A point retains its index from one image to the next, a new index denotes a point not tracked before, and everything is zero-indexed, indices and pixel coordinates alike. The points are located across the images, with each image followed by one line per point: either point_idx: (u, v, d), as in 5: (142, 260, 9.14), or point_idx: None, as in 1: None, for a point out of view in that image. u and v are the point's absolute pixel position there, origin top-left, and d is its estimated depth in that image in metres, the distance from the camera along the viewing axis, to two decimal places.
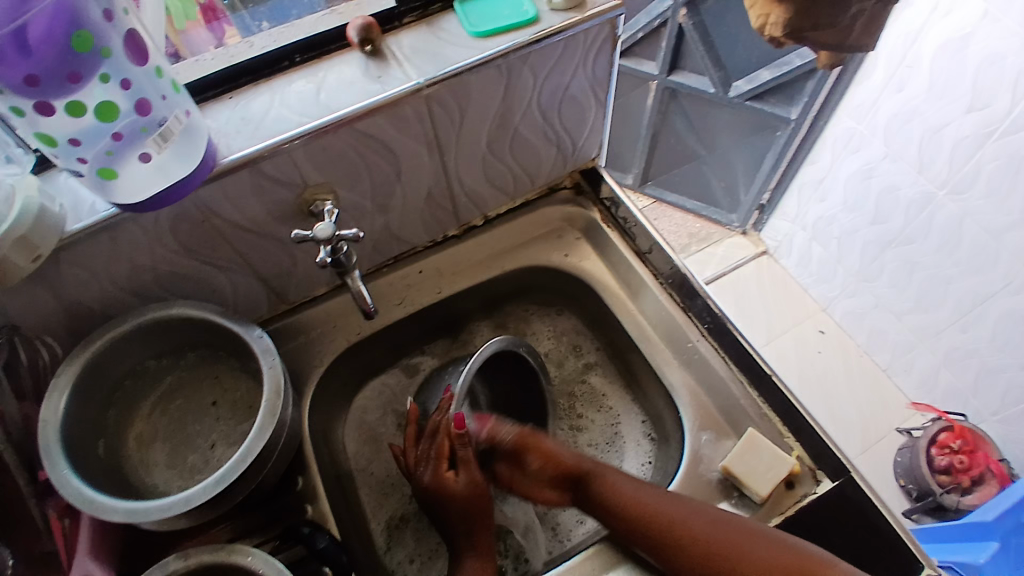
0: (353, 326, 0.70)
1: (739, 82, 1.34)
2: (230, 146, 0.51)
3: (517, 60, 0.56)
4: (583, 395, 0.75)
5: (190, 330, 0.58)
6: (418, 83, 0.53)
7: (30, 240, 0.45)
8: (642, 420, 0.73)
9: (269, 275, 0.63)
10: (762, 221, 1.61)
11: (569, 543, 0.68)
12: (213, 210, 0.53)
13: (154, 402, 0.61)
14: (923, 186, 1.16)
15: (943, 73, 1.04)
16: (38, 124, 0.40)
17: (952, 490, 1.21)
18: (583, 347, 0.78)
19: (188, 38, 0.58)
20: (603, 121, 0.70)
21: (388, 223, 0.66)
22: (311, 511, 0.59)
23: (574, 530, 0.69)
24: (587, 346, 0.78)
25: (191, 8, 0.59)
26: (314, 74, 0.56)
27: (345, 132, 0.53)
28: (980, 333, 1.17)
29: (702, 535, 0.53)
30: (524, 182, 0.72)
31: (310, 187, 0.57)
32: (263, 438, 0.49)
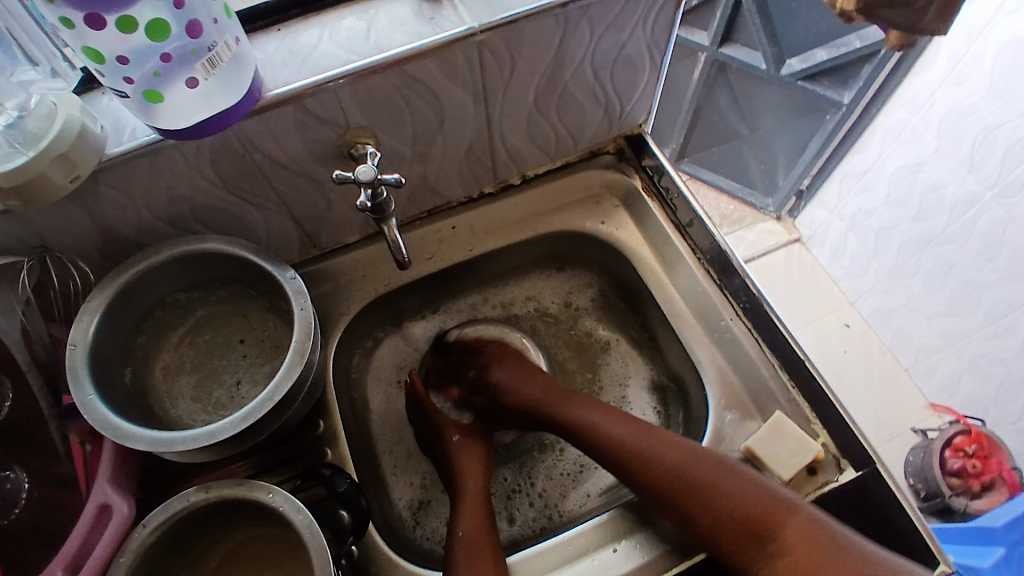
0: (383, 276, 0.69)
1: (792, 61, 1.28)
2: (276, 79, 0.50)
3: (576, 12, 0.54)
4: (611, 375, 0.75)
5: (221, 266, 0.58)
6: (472, 27, 0.51)
7: (70, 159, 0.45)
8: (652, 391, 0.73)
9: (303, 217, 0.62)
10: (798, 208, 1.57)
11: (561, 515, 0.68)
12: (254, 143, 0.52)
13: (183, 334, 0.62)
14: (969, 187, 1.11)
15: (1007, 70, 0.99)
16: (87, 38, 0.39)
17: (961, 493, 1.20)
18: (604, 316, 0.77)
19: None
20: (655, 86, 0.68)
21: (426, 174, 0.65)
22: (330, 455, 0.59)
23: (567, 502, 0.69)
24: (609, 315, 0.77)
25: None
26: (365, 10, 0.54)
27: (393, 73, 0.52)
28: (1010, 342, 1.14)
29: (662, 456, 0.57)
30: (565, 144, 0.70)
31: (351, 129, 0.55)
32: (290, 377, 0.49)
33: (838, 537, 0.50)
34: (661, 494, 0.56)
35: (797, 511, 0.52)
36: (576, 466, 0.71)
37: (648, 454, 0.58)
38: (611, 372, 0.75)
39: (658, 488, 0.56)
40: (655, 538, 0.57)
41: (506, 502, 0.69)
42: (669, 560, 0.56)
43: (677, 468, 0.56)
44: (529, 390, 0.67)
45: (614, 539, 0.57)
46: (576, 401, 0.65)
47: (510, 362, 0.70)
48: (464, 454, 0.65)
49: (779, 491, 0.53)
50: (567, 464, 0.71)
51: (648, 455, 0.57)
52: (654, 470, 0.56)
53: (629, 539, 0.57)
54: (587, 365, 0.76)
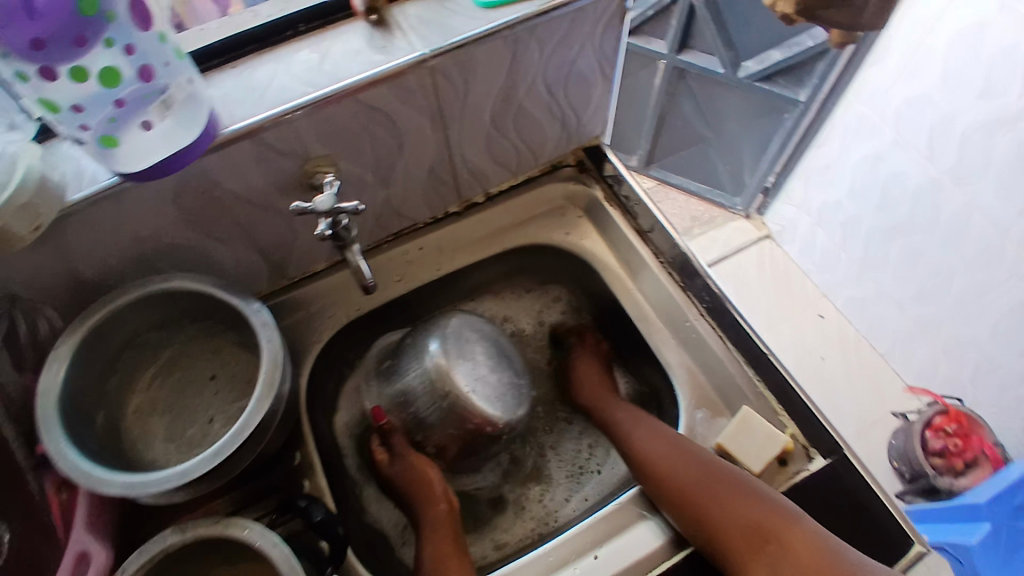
0: (354, 301, 0.70)
1: (748, 63, 1.31)
2: (233, 116, 0.51)
3: (524, 32, 0.55)
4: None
5: (189, 303, 0.59)
6: (423, 53, 0.53)
7: (33, 208, 0.45)
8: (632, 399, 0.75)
9: (270, 248, 0.63)
10: (766, 206, 1.59)
11: (556, 523, 0.70)
12: (214, 179, 0.53)
13: (153, 374, 0.62)
14: (929, 174, 1.14)
15: (961, 64, 1.02)
16: (43, 89, 0.40)
17: (945, 472, 1.22)
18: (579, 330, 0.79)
19: (196, 12, 0.58)
20: (609, 99, 0.70)
21: (390, 197, 0.65)
22: (307, 486, 0.59)
23: (562, 511, 0.70)
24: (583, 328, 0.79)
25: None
26: (319, 43, 0.55)
27: (349, 103, 0.53)
28: (981, 324, 1.17)
29: (677, 462, 0.57)
30: (527, 159, 0.72)
31: (312, 160, 0.56)
32: (260, 410, 0.50)
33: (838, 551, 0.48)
34: (676, 496, 0.55)
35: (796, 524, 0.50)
36: (576, 466, 0.73)
37: (665, 459, 0.58)
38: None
39: (675, 493, 0.55)
40: (660, 527, 0.57)
41: (509, 509, 0.71)
42: (651, 560, 0.56)
43: (693, 472, 0.55)
44: (607, 379, 0.73)
45: (594, 546, 0.57)
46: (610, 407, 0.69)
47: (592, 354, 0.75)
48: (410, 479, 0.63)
49: (778, 501, 0.52)
50: (567, 464, 0.73)
51: (667, 459, 0.58)
52: (670, 473, 0.56)
53: (607, 545, 0.57)
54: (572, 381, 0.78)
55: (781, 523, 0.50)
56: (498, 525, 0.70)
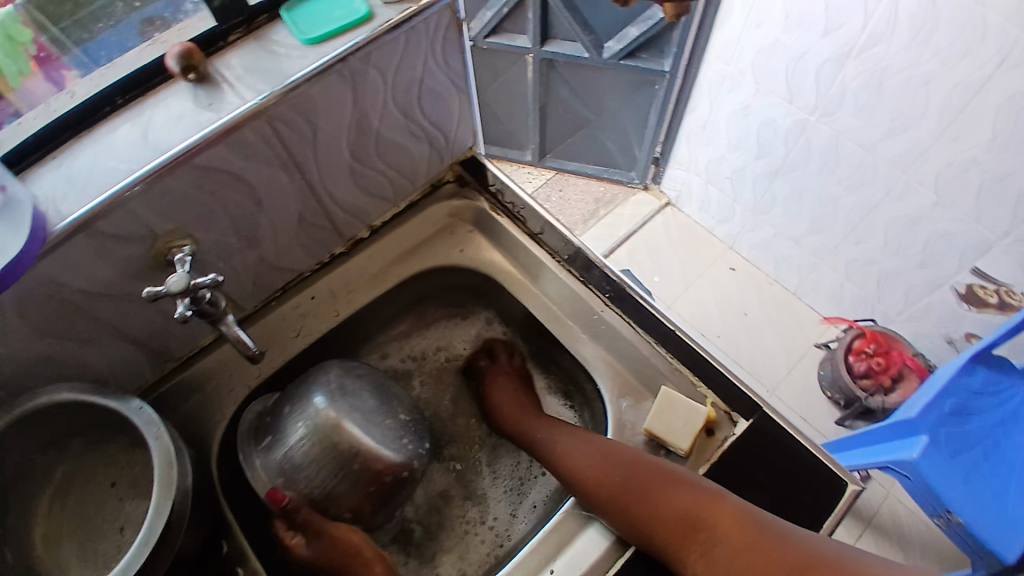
0: (251, 369, 0.66)
1: (610, 43, 1.33)
2: (61, 212, 0.46)
3: (360, 62, 0.53)
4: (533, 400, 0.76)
5: (62, 417, 0.53)
6: (258, 101, 0.50)
7: None
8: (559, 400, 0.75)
9: (143, 336, 0.58)
10: (660, 174, 1.63)
11: (510, 543, 0.68)
12: (56, 281, 0.48)
13: (49, 497, 0.57)
14: (796, 115, 1.20)
15: (796, 6, 1.07)
16: None
17: (875, 392, 1.29)
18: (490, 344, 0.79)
19: (26, 93, 0.51)
20: (470, 108, 0.69)
21: (264, 255, 0.62)
22: (243, 572, 0.56)
23: (515, 528, 0.69)
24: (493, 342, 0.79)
25: (23, 62, 0.51)
26: (139, 114, 0.51)
27: (186, 170, 0.49)
28: (873, 242, 1.25)
29: (608, 472, 0.57)
30: (403, 184, 0.70)
31: (161, 237, 0.52)
32: (162, 515, 0.46)
33: (773, 528, 0.48)
34: (614, 508, 0.55)
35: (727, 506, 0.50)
36: (516, 480, 0.72)
37: (596, 472, 0.57)
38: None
39: (613, 504, 0.55)
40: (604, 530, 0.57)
41: (460, 540, 0.69)
42: (606, 560, 0.56)
43: (624, 478, 0.55)
44: (523, 398, 0.71)
45: (548, 562, 0.56)
46: (534, 425, 0.67)
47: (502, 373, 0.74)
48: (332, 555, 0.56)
49: (709, 488, 0.52)
50: (507, 479, 0.72)
51: (599, 472, 0.57)
52: (603, 485, 0.56)
53: (559, 560, 0.56)
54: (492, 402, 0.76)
55: (712, 510, 0.50)
56: (448, 563, 0.68)
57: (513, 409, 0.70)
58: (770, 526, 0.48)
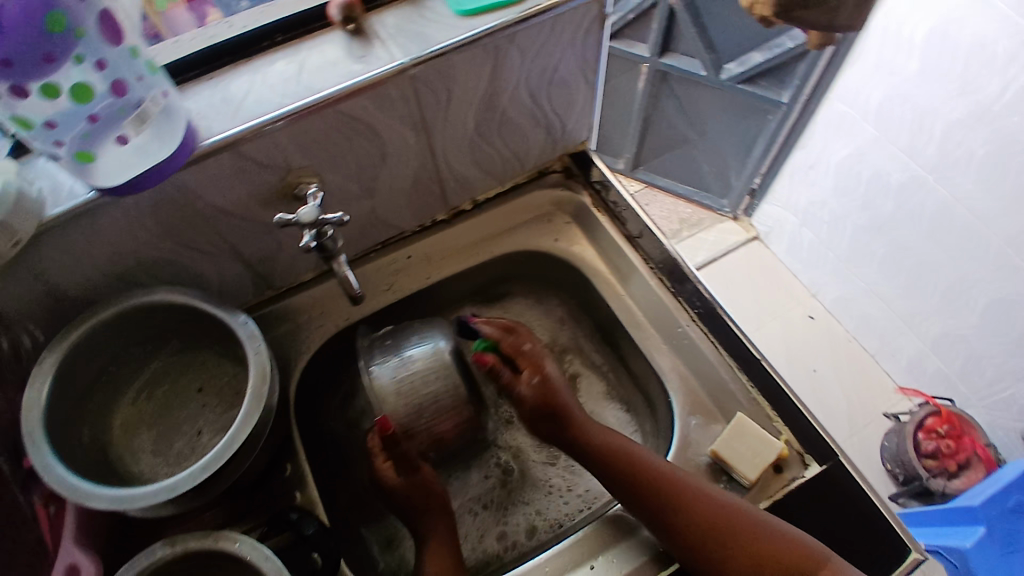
0: (342, 311, 0.69)
1: (731, 65, 1.33)
2: (211, 127, 0.50)
3: (503, 40, 0.55)
4: (587, 390, 0.75)
5: (175, 317, 0.58)
6: (403, 62, 0.52)
7: (7, 225, 0.44)
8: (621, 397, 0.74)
9: (254, 260, 0.62)
10: (753, 207, 1.61)
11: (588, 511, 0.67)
12: (195, 192, 0.52)
13: (139, 388, 0.61)
14: (912, 171, 1.15)
15: (935, 58, 1.02)
16: (14, 106, 0.39)
17: (938, 474, 1.22)
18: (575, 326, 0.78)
19: (170, 20, 0.56)
20: (593, 103, 0.70)
21: (375, 207, 0.65)
22: (300, 497, 0.58)
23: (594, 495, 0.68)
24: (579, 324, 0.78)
25: None
26: (296, 54, 0.55)
27: (328, 113, 0.52)
28: (967, 318, 1.18)
29: (648, 465, 0.57)
30: (513, 165, 0.71)
31: (294, 171, 0.56)
32: (248, 425, 0.49)
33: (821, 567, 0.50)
34: (647, 500, 0.55)
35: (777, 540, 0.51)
36: None
37: (638, 464, 0.57)
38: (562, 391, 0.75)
39: (648, 498, 0.55)
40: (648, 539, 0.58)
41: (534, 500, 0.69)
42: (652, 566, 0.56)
43: (663, 474, 0.56)
44: (568, 396, 0.64)
45: (590, 557, 0.57)
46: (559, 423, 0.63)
47: (550, 374, 0.65)
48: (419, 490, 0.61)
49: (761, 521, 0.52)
50: None
51: (638, 465, 0.57)
52: (642, 479, 0.56)
53: (602, 556, 0.57)
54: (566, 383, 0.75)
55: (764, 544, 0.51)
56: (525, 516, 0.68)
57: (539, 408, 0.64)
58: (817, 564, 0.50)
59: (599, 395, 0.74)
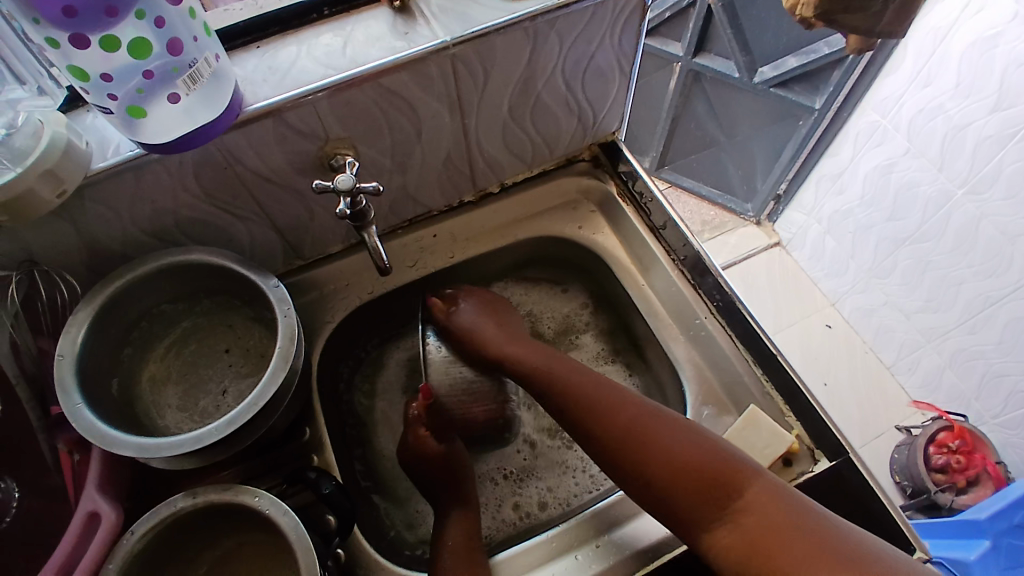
0: (367, 284, 0.71)
1: (765, 69, 1.32)
2: (256, 94, 0.51)
3: (544, 25, 0.56)
4: (587, 352, 0.77)
5: (207, 278, 0.60)
6: (445, 41, 0.53)
7: (56, 174, 0.46)
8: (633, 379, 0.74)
9: (286, 228, 0.64)
10: (777, 212, 1.60)
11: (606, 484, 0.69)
12: (235, 156, 0.53)
13: (168, 345, 0.63)
14: (941, 185, 1.14)
15: (972, 72, 1.01)
16: (73, 56, 0.41)
17: (947, 489, 1.21)
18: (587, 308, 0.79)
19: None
20: (626, 95, 0.70)
21: (406, 183, 0.66)
22: (317, 460, 0.61)
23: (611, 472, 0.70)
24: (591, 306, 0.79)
25: None
26: (341, 27, 0.56)
27: (369, 87, 0.53)
28: (988, 336, 1.16)
29: (587, 390, 0.59)
30: (542, 152, 0.72)
31: (331, 141, 0.57)
32: (274, 383, 0.50)
33: (807, 507, 0.48)
34: (582, 419, 0.57)
35: (759, 479, 0.50)
36: None
37: (576, 388, 0.59)
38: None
39: (587, 417, 0.57)
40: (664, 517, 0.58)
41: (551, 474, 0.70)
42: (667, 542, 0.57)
43: (605, 398, 0.57)
44: (504, 335, 0.66)
45: (597, 535, 0.58)
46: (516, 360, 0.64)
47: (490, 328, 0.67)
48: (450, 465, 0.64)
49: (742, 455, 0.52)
50: None
51: (584, 398, 0.58)
52: (581, 398, 0.58)
53: (608, 535, 0.58)
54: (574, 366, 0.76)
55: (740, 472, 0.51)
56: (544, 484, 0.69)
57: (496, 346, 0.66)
58: (807, 505, 0.48)
59: (594, 357, 0.77)
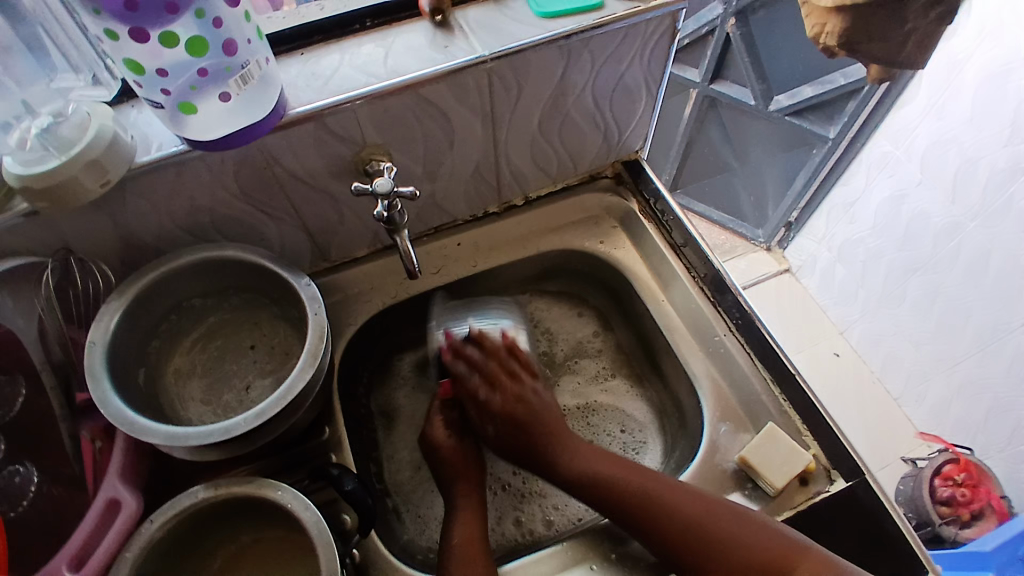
0: (390, 289, 0.72)
1: (780, 97, 1.35)
2: (299, 99, 0.53)
3: (578, 43, 0.58)
4: (586, 375, 0.77)
5: (236, 274, 0.60)
6: (482, 55, 0.55)
7: (102, 164, 0.47)
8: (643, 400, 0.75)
9: (316, 230, 0.65)
10: (788, 239, 1.62)
11: None
12: (274, 157, 0.55)
13: (195, 339, 0.64)
14: (953, 217, 1.15)
15: (986, 106, 1.04)
16: (130, 49, 0.43)
17: (951, 522, 1.19)
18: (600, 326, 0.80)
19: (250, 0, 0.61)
20: (651, 115, 0.72)
21: (434, 192, 0.68)
22: (335, 459, 0.61)
23: None
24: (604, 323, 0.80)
25: None
26: (383, 38, 0.58)
27: (408, 95, 0.55)
28: (996, 368, 1.17)
29: (628, 482, 0.57)
30: (567, 167, 0.74)
31: (367, 147, 0.58)
32: (303, 378, 0.51)
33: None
34: (630, 515, 0.55)
35: (807, 552, 0.51)
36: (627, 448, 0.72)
37: (613, 480, 0.57)
38: (572, 391, 0.76)
39: (633, 512, 0.55)
40: None
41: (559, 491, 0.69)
42: None
43: (642, 488, 0.56)
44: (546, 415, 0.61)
45: (610, 547, 0.58)
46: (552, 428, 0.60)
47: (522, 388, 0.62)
48: (460, 459, 0.62)
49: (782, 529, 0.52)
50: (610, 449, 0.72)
51: (615, 480, 0.57)
52: (626, 494, 0.56)
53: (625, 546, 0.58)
54: (586, 385, 0.77)
55: (784, 551, 0.51)
56: (552, 501, 0.69)
57: (537, 408, 0.61)
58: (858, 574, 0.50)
59: (595, 378, 0.77)
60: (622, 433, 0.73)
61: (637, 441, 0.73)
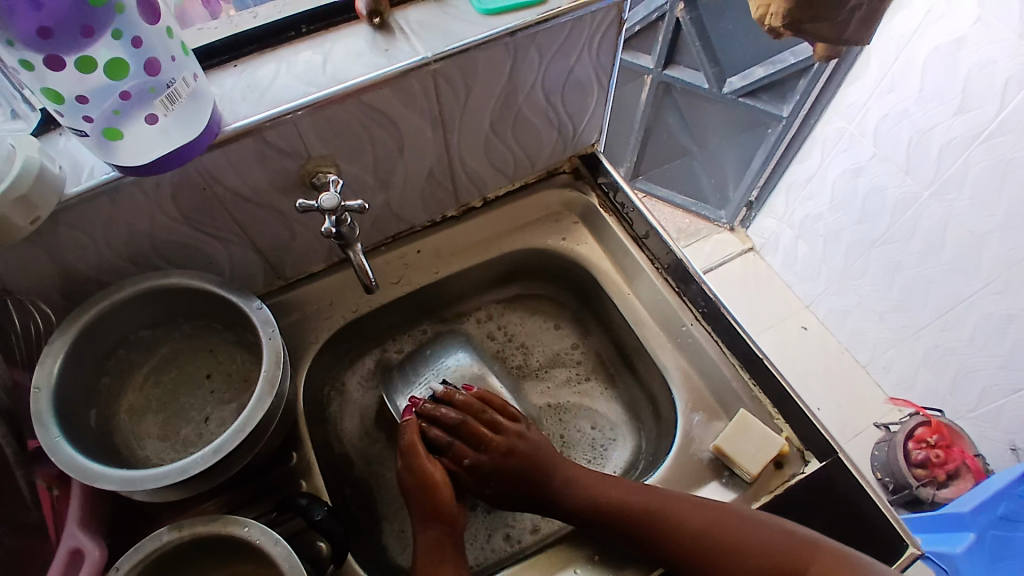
0: (351, 302, 0.70)
1: (733, 79, 1.36)
2: (234, 113, 0.51)
3: (524, 39, 0.56)
4: (557, 381, 0.76)
5: (186, 301, 0.58)
6: (426, 57, 0.53)
7: (29, 200, 0.44)
8: (611, 396, 0.75)
9: (267, 248, 0.63)
10: (750, 219, 1.64)
11: None
12: (214, 176, 0.52)
13: (147, 372, 0.61)
14: (908, 187, 1.17)
15: (934, 78, 1.06)
16: (47, 78, 0.40)
17: (928, 483, 1.22)
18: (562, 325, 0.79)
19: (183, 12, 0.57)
20: (604, 108, 0.71)
21: (388, 200, 0.66)
22: (306, 486, 0.59)
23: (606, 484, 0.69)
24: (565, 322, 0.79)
25: None
26: (320, 44, 0.56)
27: (350, 103, 0.53)
28: (959, 332, 1.20)
29: (624, 498, 0.56)
30: (523, 165, 0.73)
31: (312, 159, 0.56)
32: (262, 408, 0.49)
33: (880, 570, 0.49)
34: (639, 536, 0.54)
35: (825, 548, 0.51)
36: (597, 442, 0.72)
37: (617, 501, 0.56)
38: (541, 393, 0.75)
39: (648, 535, 0.54)
40: None
41: None
42: None
43: (648, 508, 0.55)
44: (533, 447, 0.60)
45: (596, 549, 0.58)
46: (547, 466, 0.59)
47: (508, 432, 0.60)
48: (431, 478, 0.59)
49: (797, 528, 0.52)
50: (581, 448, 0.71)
51: (620, 503, 0.56)
52: (622, 511, 0.56)
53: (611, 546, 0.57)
54: (555, 387, 0.76)
55: (805, 546, 0.51)
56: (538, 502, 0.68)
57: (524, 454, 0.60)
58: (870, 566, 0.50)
59: (566, 382, 0.76)
60: (592, 429, 0.73)
61: (605, 438, 0.72)
